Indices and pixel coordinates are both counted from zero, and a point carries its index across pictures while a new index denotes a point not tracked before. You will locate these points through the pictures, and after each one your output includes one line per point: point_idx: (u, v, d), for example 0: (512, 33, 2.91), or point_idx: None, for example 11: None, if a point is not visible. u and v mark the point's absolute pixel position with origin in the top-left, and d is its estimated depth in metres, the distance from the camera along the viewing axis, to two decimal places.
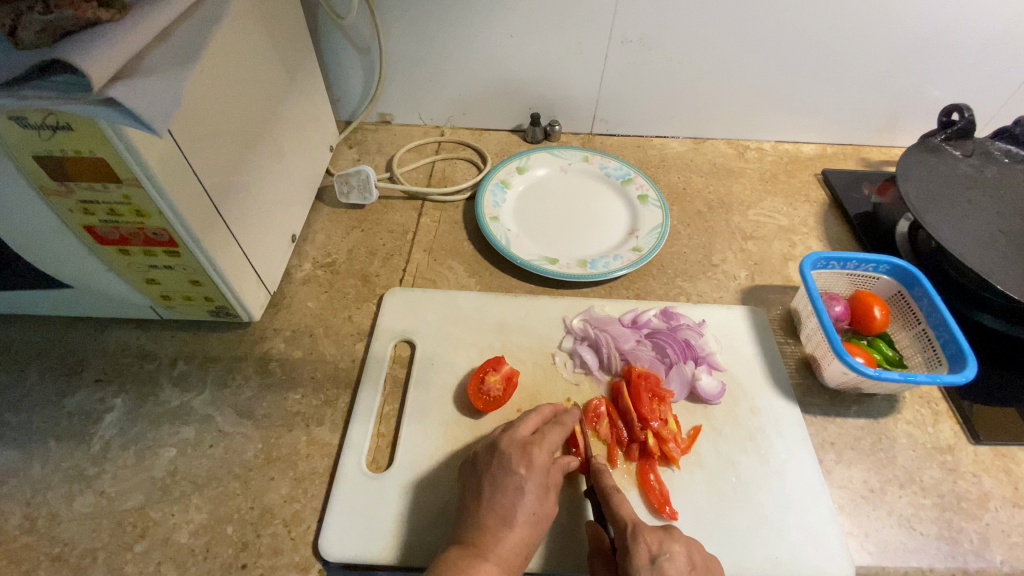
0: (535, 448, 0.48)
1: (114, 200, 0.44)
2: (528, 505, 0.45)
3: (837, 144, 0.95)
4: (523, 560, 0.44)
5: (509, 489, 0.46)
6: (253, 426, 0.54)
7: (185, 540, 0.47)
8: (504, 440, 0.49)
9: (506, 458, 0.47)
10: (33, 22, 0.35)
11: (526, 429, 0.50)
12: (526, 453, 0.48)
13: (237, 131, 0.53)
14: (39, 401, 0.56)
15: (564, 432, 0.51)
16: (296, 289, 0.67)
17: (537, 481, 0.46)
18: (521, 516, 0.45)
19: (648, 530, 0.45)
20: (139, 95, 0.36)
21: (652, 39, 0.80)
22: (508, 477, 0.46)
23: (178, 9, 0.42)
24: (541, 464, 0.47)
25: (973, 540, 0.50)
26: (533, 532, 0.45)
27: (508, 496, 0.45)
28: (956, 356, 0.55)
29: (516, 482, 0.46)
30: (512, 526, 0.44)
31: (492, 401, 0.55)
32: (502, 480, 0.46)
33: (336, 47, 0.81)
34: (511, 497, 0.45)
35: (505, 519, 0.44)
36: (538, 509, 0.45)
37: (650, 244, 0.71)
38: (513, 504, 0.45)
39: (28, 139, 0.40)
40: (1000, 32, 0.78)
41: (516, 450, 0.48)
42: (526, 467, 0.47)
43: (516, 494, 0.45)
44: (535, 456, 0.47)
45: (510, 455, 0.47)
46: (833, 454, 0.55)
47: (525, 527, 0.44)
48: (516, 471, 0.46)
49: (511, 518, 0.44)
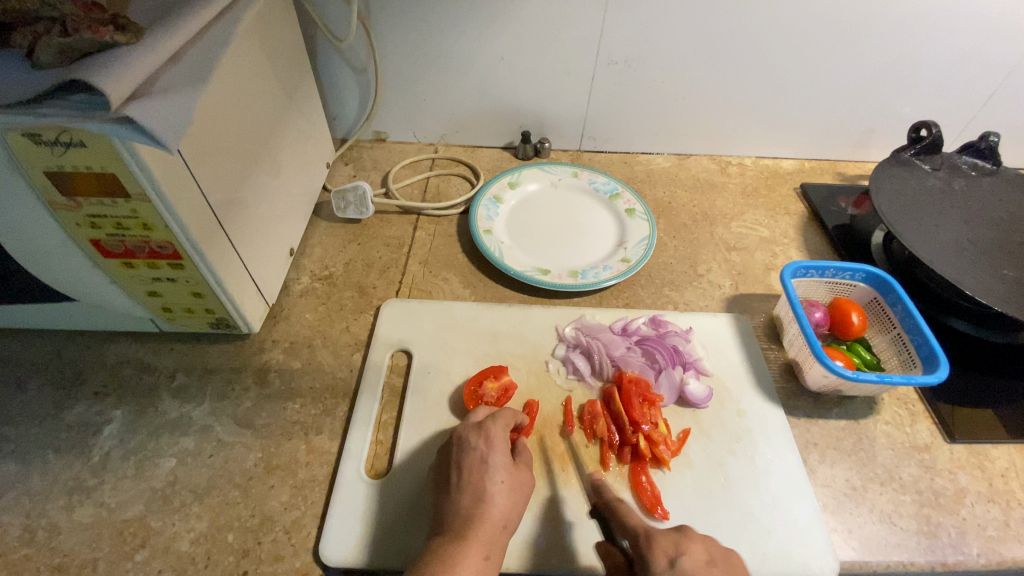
0: (490, 423, 0.51)
1: (121, 214, 0.46)
2: (497, 476, 0.48)
3: (814, 159, 0.99)
4: (504, 529, 0.46)
5: (473, 467, 0.48)
6: (253, 435, 0.55)
7: (185, 548, 0.48)
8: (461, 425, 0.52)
9: (465, 440, 0.50)
10: (52, 43, 0.37)
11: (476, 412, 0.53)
12: (484, 430, 0.51)
13: (241, 149, 0.55)
14: (38, 414, 0.56)
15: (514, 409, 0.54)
16: (294, 302, 0.68)
17: (499, 451, 0.49)
18: (492, 487, 0.47)
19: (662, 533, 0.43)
20: (155, 113, 0.38)
21: (635, 61, 0.84)
22: (470, 457, 0.49)
23: (192, 31, 0.44)
24: (497, 436, 0.50)
25: (951, 534, 0.52)
26: (508, 503, 0.47)
27: (476, 472, 0.48)
28: (930, 358, 0.57)
29: (479, 457, 0.49)
30: (489, 499, 0.46)
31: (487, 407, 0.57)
32: (466, 460, 0.49)
33: (333, 68, 0.84)
34: (478, 473, 0.48)
35: (478, 495, 0.46)
36: (507, 477, 0.48)
37: (638, 255, 0.73)
38: (482, 477, 0.48)
39: (41, 155, 0.41)
40: (962, 53, 0.83)
41: (473, 430, 0.51)
42: (486, 441, 0.50)
43: (482, 468, 0.48)
44: (491, 430, 0.51)
45: (468, 435, 0.51)
46: (817, 454, 0.58)
47: (500, 499, 0.47)
48: (476, 446, 0.50)
49: (482, 490, 0.47)
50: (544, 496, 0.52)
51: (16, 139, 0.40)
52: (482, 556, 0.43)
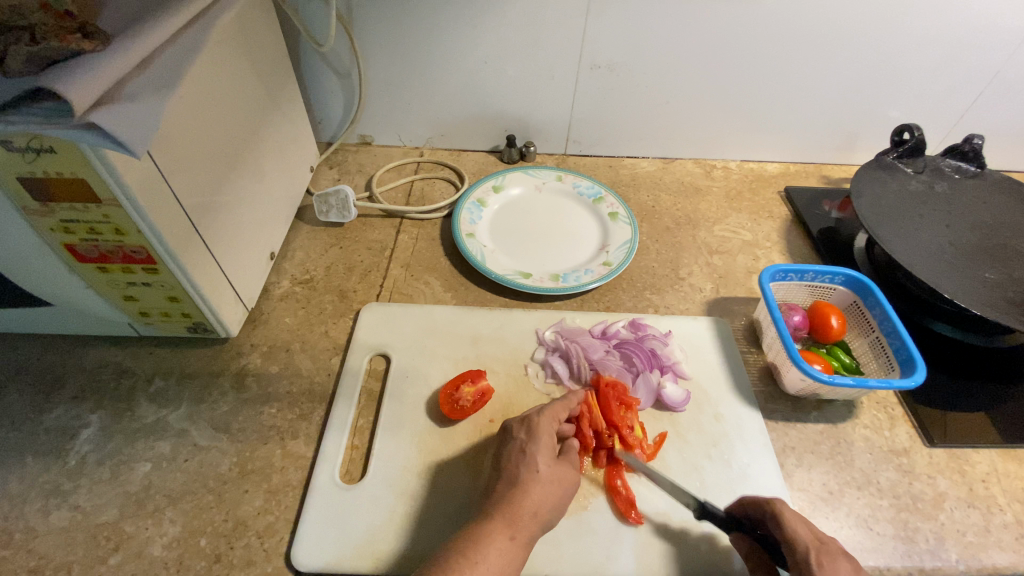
0: (535, 414, 0.52)
1: (93, 220, 0.46)
2: (535, 465, 0.48)
3: (799, 162, 0.99)
4: (537, 518, 0.45)
5: (514, 456, 0.49)
6: (229, 439, 0.55)
7: (158, 552, 0.48)
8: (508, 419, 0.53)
9: (510, 431, 0.51)
10: (20, 52, 0.37)
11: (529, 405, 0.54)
12: (527, 422, 0.51)
13: (217, 154, 0.55)
14: (15, 418, 0.56)
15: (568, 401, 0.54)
16: (275, 305, 0.68)
17: (541, 442, 0.49)
18: (527, 475, 0.47)
19: (830, 556, 0.43)
20: (122, 120, 0.38)
21: (619, 65, 0.84)
22: (512, 446, 0.50)
23: (163, 37, 0.44)
24: (540, 426, 0.50)
25: (928, 539, 0.52)
26: (544, 493, 0.47)
27: (513, 461, 0.49)
28: (907, 361, 0.57)
29: (519, 447, 0.50)
30: (522, 487, 0.46)
31: (461, 411, 0.57)
32: (507, 451, 0.50)
33: (318, 72, 0.84)
34: (516, 461, 0.49)
35: (511, 481, 0.47)
36: (544, 469, 0.48)
37: (620, 258, 0.73)
38: (518, 466, 0.48)
39: (13, 161, 0.41)
40: (944, 57, 0.83)
41: (519, 421, 0.52)
42: (527, 432, 0.50)
43: (520, 458, 0.49)
44: (535, 422, 0.51)
45: (512, 427, 0.51)
46: (794, 458, 0.57)
47: (534, 488, 0.47)
48: (517, 437, 0.50)
49: (518, 479, 0.47)
50: None
51: None
52: (508, 537, 0.44)
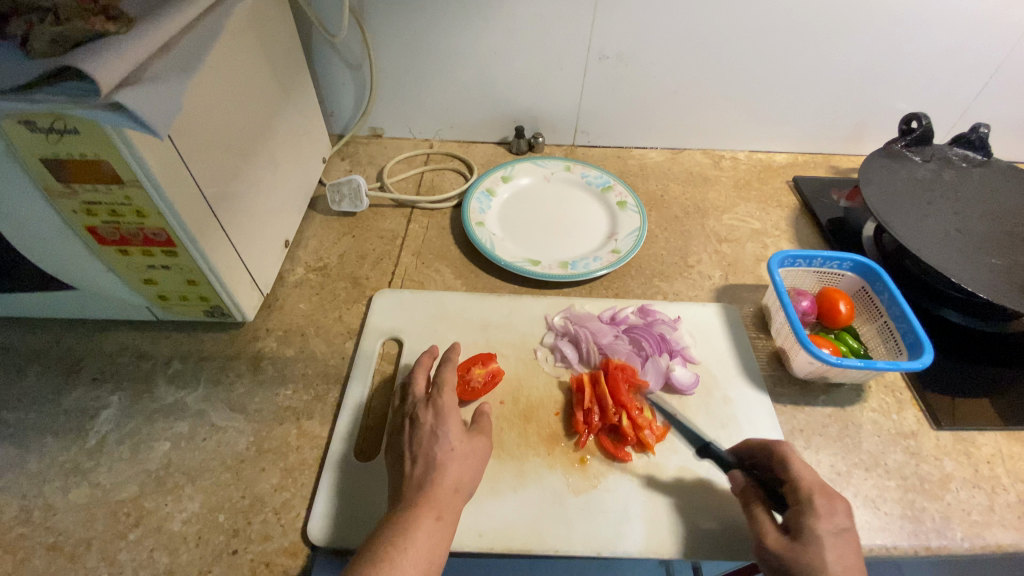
0: (437, 395, 0.52)
1: (115, 201, 0.47)
2: (448, 445, 0.48)
3: (808, 153, 0.99)
4: (459, 495, 0.47)
5: (423, 439, 0.49)
6: (245, 420, 0.56)
7: (177, 527, 0.49)
8: (409, 403, 0.53)
9: (415, 414, 0.51)
10: (44, 33, 0.37)
11: (422, 386, 0.54)
12: (433, 403, 0.51)
13: (234, 142, 0.56)
14: (36, 399, 0.57)
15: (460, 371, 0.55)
16: (289, 292, 0.70)
17: (449, 421, 0.50)
18: (444, 456, 0.48)
19: (831, 496, 0.45)
20: (144, 101, 0.38)
21: (627, 56, 0.85)
22: (419, 430, 0.50)
23: (185, 20, 0.44)
24: (444, 406, 0.51)
25: (934, 519, 0.52)
26: (461, 468, 0.48)
27: (425, 444, 0.49)
28: (914, 344, 0.58)
29: (429, 430, 0.49)
30: (439, 467, 0.47)
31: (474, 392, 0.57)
32: (416, 435, 0.50)
33: (330, 64, 0.85)
34: (427, 444, 0.49)
35: (428, 464, 0.47)
36: (458, 445, 0.49)
37: (628, 246, 0.74)
38: (431, 450, 0.48)
39: (36, 142, 0.42)
40: (954, 46, 0.83)
41: (420, 404, 0.52)
42: (434, 414, 0.50)
43: (432, 440, 0.49)
44: (439, 403, 0.51)
45: (418, 411, 0.51)
46: (802, 440, 0.58)
47: (451, 466, 0.47)
48: (425, 421, 0.50)
49: (433, 461, 0.47)
50: (529, 479, 0.53)
51: (11, 126, 0.41)
52: (434, 517, 0.44)
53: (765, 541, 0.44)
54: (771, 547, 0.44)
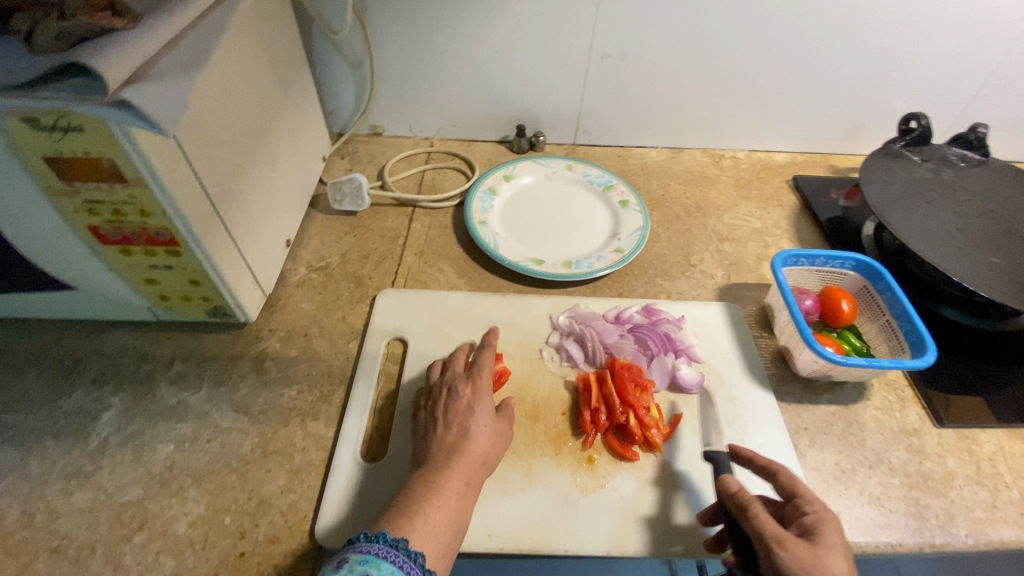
0: (477, 373, 0.54)
1: (119, 200, 0.46)
2: (482, 420, 0.51)
3: (807, 152, 1.00)
4: (485, 465, 0.49)
5: (460, 409, 0.51)
6: (250, 421, 0.56)
7: (183, 530, 0.48)
8: (447, 375, 0.55)
9: (454, 386, 0.53)
10: (50, 28, 0.37)
11: (459, 363, 0.56)
12: (472, 379, 0.54)
13: (237, 141, 0.55)
14: (36, 401, 0.57)
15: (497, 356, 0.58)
16: (291, 292, 0.69)
17: (485, 398, 0.53)
18: (477, 429, 0.50)
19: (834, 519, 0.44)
20: (152, 99, 0.38)
21: (629, 55, 0.85)
22: (457, 401, 0.52)
23: (190, 17, 0.44)
24: (482, 383, 0.53)
25: (938, 516, 0.53)
26: (492, 443, 0.50)
27: (460, 414, 0.51)
28: (917, 343, 0.58)
29: (466, 403, 0.52)
30: (471, 437, 0.49)
31: None
32: (453, 405, 0.52)
33: (330, 61, 0.84)
34: (463, 414, 0.51)
35: (462, 432, 0.50)
36: (491, 422, 0.51)
37: (631, 245, 0.74)
38: (466, 420, 0.51)
39: (39, 140, 0.42)
40: (952, 46, 0.84)
41: (460, 378, 0.54)
42: (473, 389, 0.53)
43: (468, 412, 0.51)
44: (478, 380, 0.54)
45: (456, 384, 0.54)
46: (807, 438, 0.58)
47: (482, 438, 0.50)
48: (463, 394, 0.53)
49: (468, 430, 0.50)
50: (537, 478, 0.53)
51: (14, 124, 0.41)
52: (464, 483, 0.47)
53: (787, 542, 0.40)
54: (795, 548, 0.40)
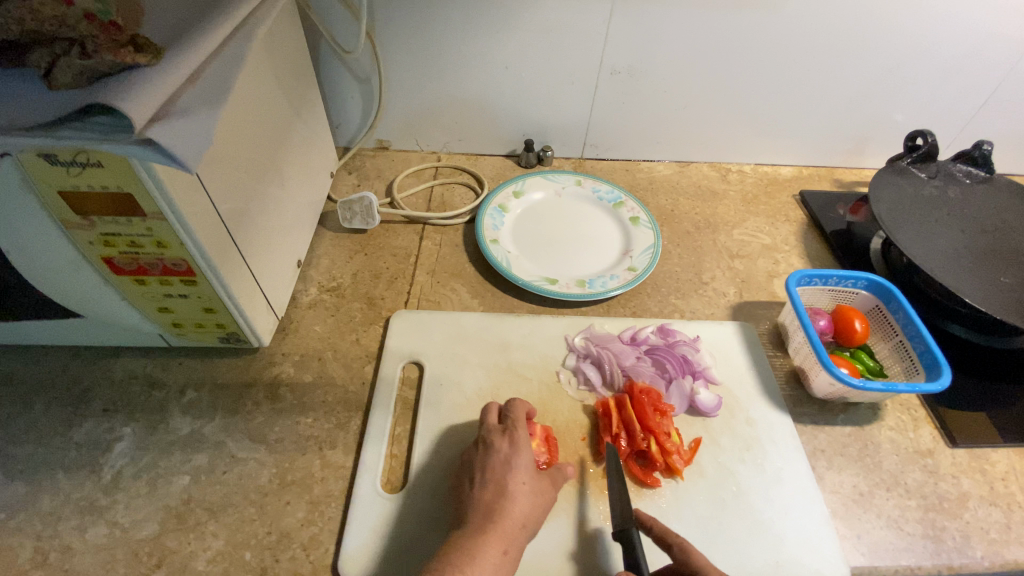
0: (515, 427, 0.53)
1: (136, 233, 0.45)
2: (521, 478, 0.50)
3: (812, 166, 1.00)
4: (525, 530, 0.47)
5: (498, 467, 0.50)
6: (266, 451, 0.55)
7: (203, 567, 0.47)
8: (484, 429, 0.54)
9: (491, 441, 0.52)
10: (72, 65, 0.36)
11: (498, 416, 0.55)
12: (509, 434, 0.52)
13: (252, 166, 0.55)
14: (45, 433, 0.55)
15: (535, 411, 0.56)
16: (303, 314, 0.68)
17: (524, 455, 0.51)
18: (516, 489, 0.49)
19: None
20: (177, 136, 0.37)
21: (638, 71, 0.85)
22: (496, 458, 0.51)
23: (211, 46, 0.43)
24: (520, 438, 0.52)
25: (955, 537, 0.53)
26: (530, 504, 0.49)
27: (498, 472, 0.50)
28: (932, 365, 0.59)
29: (503, 459, 0.51)
30: (508, 497, 0.48)
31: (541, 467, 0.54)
32: (490, 461, 0.51)
33: (337, 76, 0.83)
34: (501, 473, 0.50)
35: (499, 492, 0.48)
36: (530, 482, 0.50)
37: (644, 263, 0.74)
38: (503, 479, 0.49)
39: (56, 175, 0.40)
40: (955, 63, 0.85)
41: (498, 433, 0.53)
42: (511, 444, 0.52)
43: (505, 470, 0.50)
44: (517, 435, 0.52)
45: (492, 438, 0.52)
46: (824, 460, 0.59)
47: (520, 499, 0.48)
48: (501, 449, 0.51)
49: (505, 490, 0.48)
50: (560, 506, 0.52)
51: (28, 159, 0.40)
52: (501, 551, 0.45)
53: None
54: None
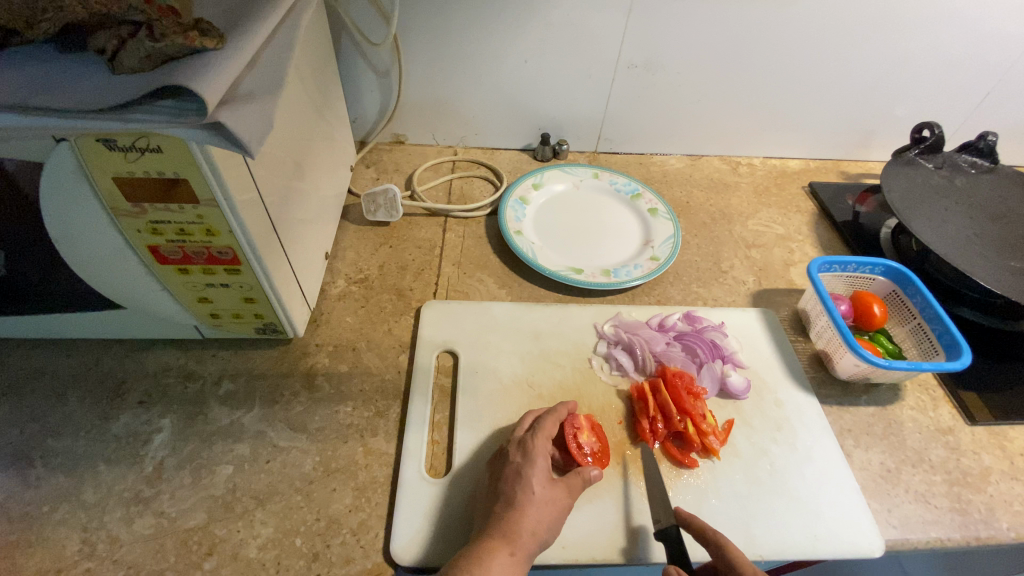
0: (531, 437, 0.52)
1: (186, 220, 0.45)
2: (532, 487, 0.48)
3: (818, 159, 1.03)
4: (534, 540, 0.46)
5: (510, 477, 0.49)
6: (309, 439, 0.55)
7: (254, 554, 0.47)
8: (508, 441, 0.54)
9: (508, 452, 0.52)
10: (140, 48, 0.36)
11: (523, 425, 0.55)
12: (524, 444, 0.52)
13: (290, 156, 0.55)
14: (83, 426, 0.55)
15: (558, 420, 0.54)
16: (333, 305, 0.68)
17: (537, 465, 0.50)
18: (525, 497, 0.48)
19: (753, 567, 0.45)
20: (241, 121, 0.37)
21: (654, 65, 0.86)
22: (509, 469, 0.50)
23: (265, 34, 0.43)
24: (536, 448, 0.51)
25: (981, 510, 0.55)
26: (541, 513, 0.47)
27: (510, 482, 0.49)
28: (952, 345, 0.61)
29: (516, 469, 0.50)
30: (517, 507, 0.47)
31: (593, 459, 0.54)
32: (504, 472, 0.50)
33: (357, 70, 0.83)
34: (512, 482, 0.49)
35: (509, 502, 0.47)
36: (540, 491, 0.48)
37: (666, 253, 0.76)
38: (514, 488, 0.48)
39: (113, 161, 0.41)
40: (957, 58, 0.88)
41: (515, 445, 0.52)
42: (524, 454, 0.51)
43: (517, 480, 0.49)
44: (532, 445, 0.51)
45: (509, 450, 0.52)
46: (851, 439, 0.61)
47: (530, 509, 0.47)
48: (514, 459, 0.51)
49: (515, 499, 0.47)
50: (602, 488, 0.54)
51: (86, 145, 0.40)
52: (508, 553, 0.44)
53: None
54: None
